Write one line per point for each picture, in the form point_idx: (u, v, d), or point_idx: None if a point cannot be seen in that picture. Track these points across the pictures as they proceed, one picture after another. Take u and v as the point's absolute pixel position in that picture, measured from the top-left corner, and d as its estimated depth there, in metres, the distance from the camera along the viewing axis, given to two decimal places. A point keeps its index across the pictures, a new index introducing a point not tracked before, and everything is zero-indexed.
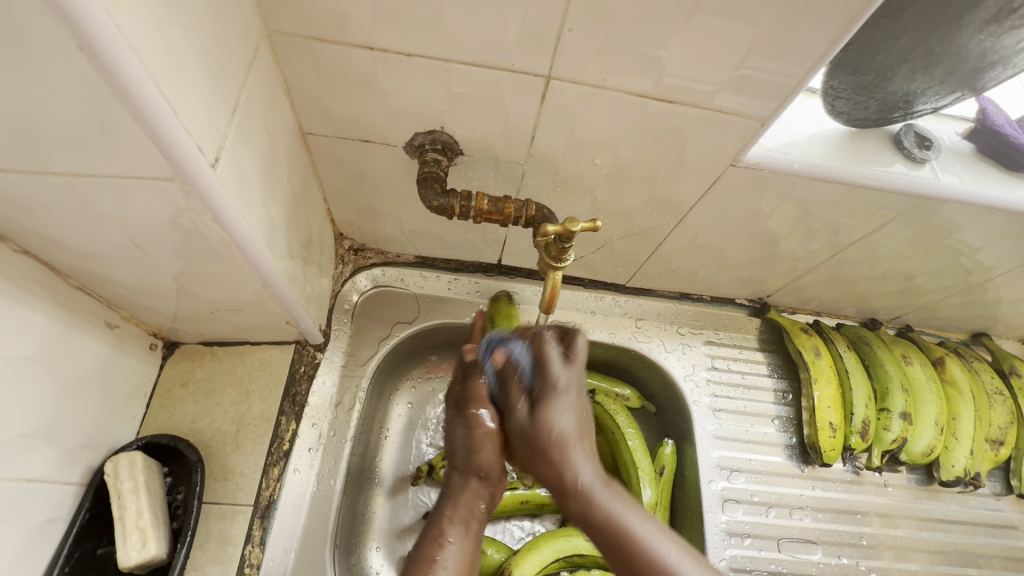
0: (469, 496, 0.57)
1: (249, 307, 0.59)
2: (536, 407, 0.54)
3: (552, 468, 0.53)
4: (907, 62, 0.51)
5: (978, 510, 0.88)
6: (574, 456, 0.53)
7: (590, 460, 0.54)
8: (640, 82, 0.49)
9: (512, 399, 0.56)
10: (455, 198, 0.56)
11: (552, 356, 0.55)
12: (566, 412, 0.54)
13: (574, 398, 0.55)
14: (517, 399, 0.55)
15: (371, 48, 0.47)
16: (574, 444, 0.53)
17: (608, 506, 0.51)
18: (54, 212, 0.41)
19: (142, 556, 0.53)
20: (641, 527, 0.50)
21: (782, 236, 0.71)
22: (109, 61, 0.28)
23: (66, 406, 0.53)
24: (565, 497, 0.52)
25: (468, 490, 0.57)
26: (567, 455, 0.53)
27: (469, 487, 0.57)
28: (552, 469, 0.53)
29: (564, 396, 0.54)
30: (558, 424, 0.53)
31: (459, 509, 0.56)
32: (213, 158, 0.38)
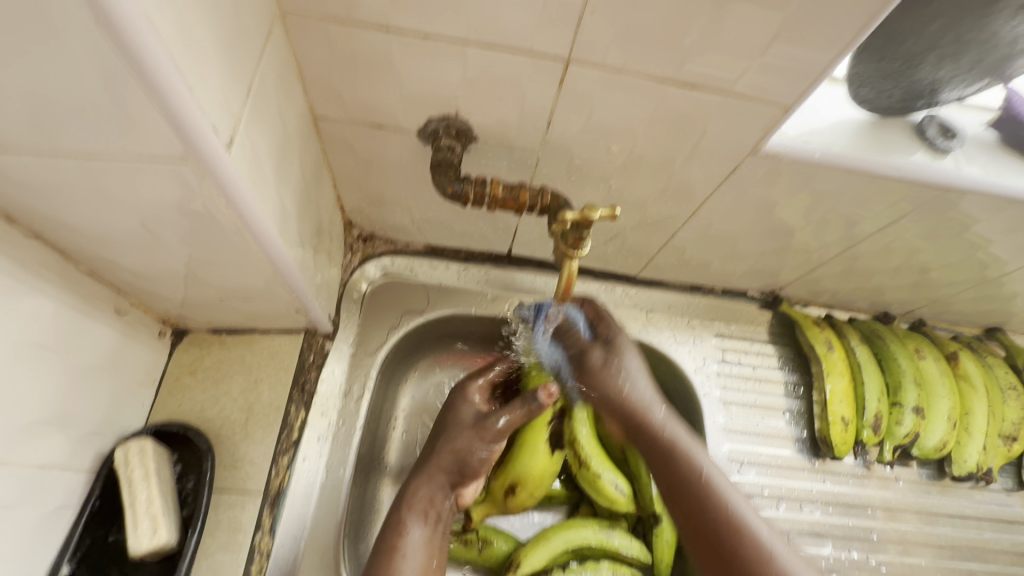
0: (436, 490, 0.66)
1: (259, 295, 0.59)
2: (607, 349, 0.67)
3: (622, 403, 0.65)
4: (936, 49, 0.50)
5: (988, 505, 0.87)
6: (648, 403, 0.65)
7: (646, 386, 0.66)
8: (661, 66, 0.48)
9: (582, 344, 0.67)
10: (470, 184, 0.56)
11: (608, 319, 0.67)
12: (632, 359, 0.66)
13: (633, 348, 0.67)
14: (592, 355, 0.67)
15: (386, 30, 0.46)
16: (653, 412, 0.64)
17: (679, 442, 0.63)
18: (64, 195, 0.40)
19: (154, 543, 0.52)
20: (717, 477, 0.61)
21: (798, 228, 0.70)
22: (126, 36, 0.28)
23: (76, 393, 0.52)
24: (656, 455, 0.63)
25: (432, 483, 0.66)
26: (646, 413, 0.64)
27: (436, 479, 0.66)
28: (614, 389, 0.65)
29: (628, 345, 0.67)
30: (628, 368, 0.66)
31: (420, 500, 0.64)
32: (227, 140, 0.37)
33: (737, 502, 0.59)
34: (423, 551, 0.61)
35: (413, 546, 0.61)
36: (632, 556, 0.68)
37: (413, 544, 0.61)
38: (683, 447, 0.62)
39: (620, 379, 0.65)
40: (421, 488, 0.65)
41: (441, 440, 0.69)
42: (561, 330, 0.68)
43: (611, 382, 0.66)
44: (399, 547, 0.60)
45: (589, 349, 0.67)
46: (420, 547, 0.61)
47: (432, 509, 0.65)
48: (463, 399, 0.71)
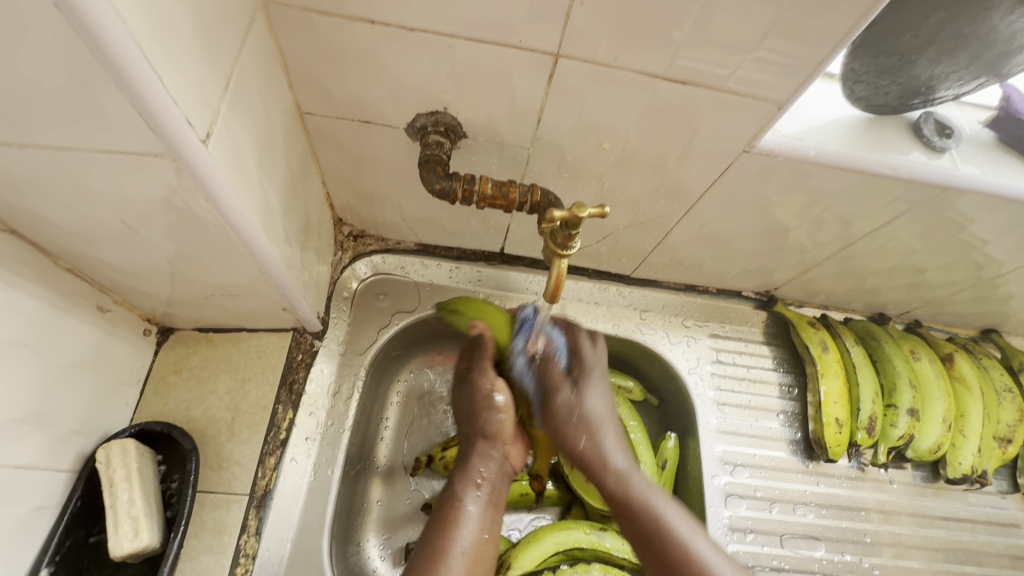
0: (483, 461, 0.60)
1: (244, 293, 0.58)
2: (577, 388, 0.64)
3: (591, 447, 0.61)
4: (934, 44, 0.49)
5: (981, 508, 0.87)
6: (608, 441, 0.61)
7: (616, 447, 0.61)
8: (653, 61, 0.47)
9: (556, 381, 0.64)
10: (458, 181, 0.54)
11: (584, 347, 0.66)
12: (599, 395, 0.63)
13: (603, 383, 0.65)
14: (561, 380, 0.64)
15: (372, 22, 0.45)
16: (604, 429, 0.62)
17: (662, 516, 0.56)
18: (40, 188, 0.39)
19: (135, 545, 0.51)
20: (679, 524, 0.56)
21: (792, 227, 0.69)
22: (87, 20, 0.27)
23: (55, 392, 0.51)
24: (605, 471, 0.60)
25: (479, 454, 0.61)
26: (605, 459, 0.60)
27: (481, 453, 0.61)
28: (584, 437, 0.61)
29: (597, 377, 0.65)
30: (590, 399, 0.63)
31: (473, 472, 0.59)
32: (204, 134, 0.37)
33: (673, 518, 0.56)
34: (481, 523, 0.55)
35: (471, 518, 0.55)
36: (625, 559, 0.67)
37: (470, 518, 0.55)
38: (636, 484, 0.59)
39: (594, 396, 0.63)
40: (472, 462, 0.60)
41: (468, 425, 0.64)
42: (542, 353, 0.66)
43: (588, 404, 0.63)
44: (455, 520, 0.54)
45: (562, 382, 0.64)
46: (477, 519, 0.55)
47: (490, 482, 0.59)
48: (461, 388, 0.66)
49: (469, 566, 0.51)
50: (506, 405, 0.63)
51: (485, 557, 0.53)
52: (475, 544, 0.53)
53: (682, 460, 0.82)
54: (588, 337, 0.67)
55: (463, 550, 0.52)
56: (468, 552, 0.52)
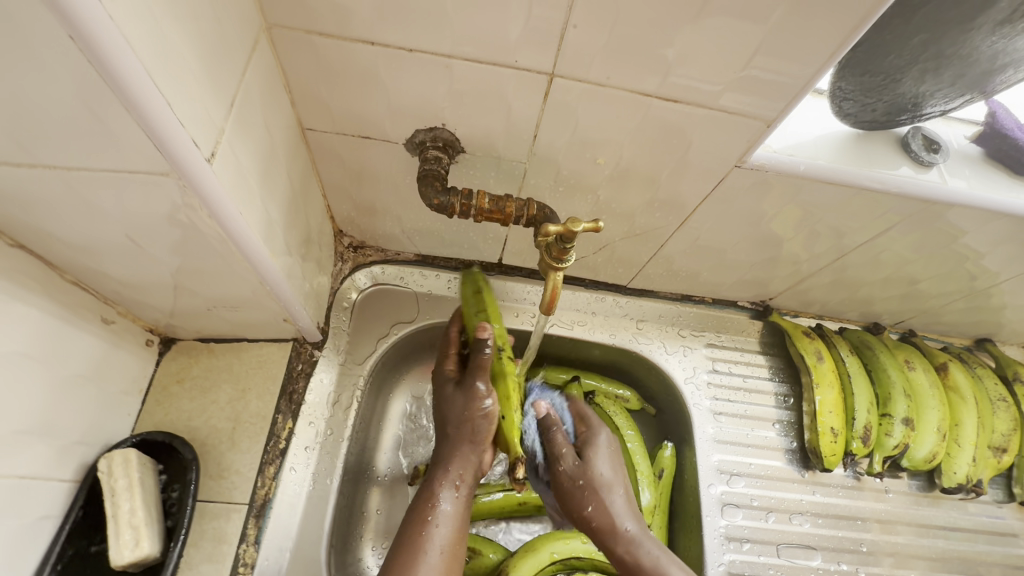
0: (462, 463, 0.59)
1: (246, 305, 0.59)
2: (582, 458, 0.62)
3: (602, 512, 0.59)
4: (918, 64, 0.50)
5: (978, 517, 0.87)
6: (617, 503, 0.59)
7: (625, 510, 0.59)
8: (645, 80, 0.49)
9: (561, 449, 0.63)
10: (456, 196, 0.55)
11: (588, 412, 0.68)
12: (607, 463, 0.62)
13: (611, 448, 0.64)
14: (563, 445, 0.63)
15: (372, 43, 0.47)
16: (614, 490, 0.60)
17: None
18: (48, 205, 0.40)
19: (135, 555, 0.52)
20: None
21: (785, 239, 0.70)
22: (102, 52, 0.28)
23: (59, 403, 0.52)
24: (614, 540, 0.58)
25: (459, 455, 0.59)
26: (616, 523, 0.58)
27: (460, 455, 0.59)
28: (592, 504, 0.59)
29: (604, 449, 0.64)
30: (600, 466, 0.61)
31: (451, 474, 0.58)
32: (209, 153, 0.38)
33: (672, 571, 0.55)
34: (456, 523, 0.54)
35: (448, 516, 0.54)
36: None
37: (446, 516, 0.54)
38: (642, 540, 0.57)
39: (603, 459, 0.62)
40: (450, 463, 0.58)
41: (451, 422, 0.60)
42: (545, 419, 0.66)
43: (597, 468, 0.61)
44: (429, 518, 0.54)
45: (569, 450, 0.63)
46: (449, 516, 0.55)
47: (463, 480, 0.58)
48: (451, 386, 0.63)
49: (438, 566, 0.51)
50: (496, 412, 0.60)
51: (454, 556, 0.53)
52: (451, 542, 0.53)
53: (678, 469, 0.82)
54: (604, 434, 0.65)
55: (438, 548, 0.52)
56: (444, 550, 0.52)
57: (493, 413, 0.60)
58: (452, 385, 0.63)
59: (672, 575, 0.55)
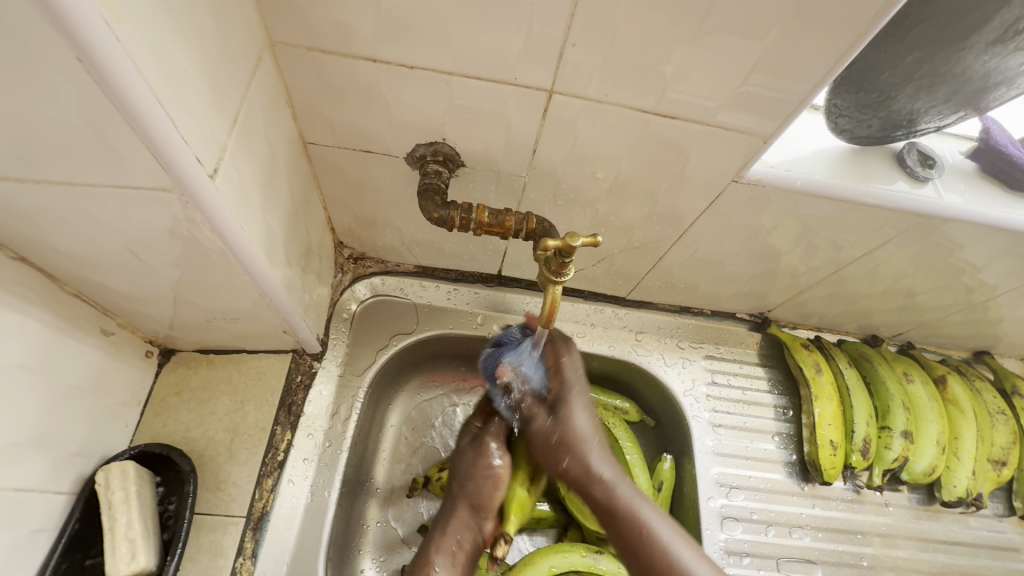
0: (461, 527, 0.61)
1: (245, 317, 0.59)
2: (555, 413, 0.61)
3: (579, 465, 0.59)
4: (912, 82, 0.51)
5: (979, 531, 0.87)
6: (593, 452, 0.59)
7: (602, 458, 0.59)
8: (643, 97, 0.49)
9: (532, 410, 0.62)
10: (456, 210, 0.56)
11: (565, 365, 0.62)
12: (583, 413, 0.60)
13: (585, 399, 0.62)
14: (538, 410, 0.62)
15: (373, 60, 0.47)
16: (589, 444, 0.59)
17: (653, 533, 0.55)
18: (51, 219, 0.41)
19: (132, 568, 0.52)
20: (664, 530, 0.55)
21: (783, 252, 0.71)
22: (108, 73, 0.28)
23: (57, 414, 0.52)
24: (590, 485, 0.58)
25: (458, 520, 0.61)
26: (590, 471, 0.58)
27: (460, 517, 0.62)
28: (569, 458, 0.59)
29: (577, 396, 0.61)
30: (577, 417, 0.60)
31: (448, 539, 0.60)
32: (212, 169, 0.38)
33: (647, 516, 0.56)
34: None
35: None
36: None
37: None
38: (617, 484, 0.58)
39: (579, 412, 0.60)
40: (448, 525, 0.61)
41: (459, 482, 0.64)
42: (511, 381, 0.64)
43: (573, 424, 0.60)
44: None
45: (545, 409, 0.62)
46: None
47: (460, 546, 0.60)
48: (466, 441, 0.67)
49: None
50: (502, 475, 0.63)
51: None
52: None
53: (678, 481, 0.82)
54: (574, 363, 0.62)
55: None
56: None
57: (499, 475, 0.63)
58: (467, 440, 0.67)
59: (647, 519, 0.56)
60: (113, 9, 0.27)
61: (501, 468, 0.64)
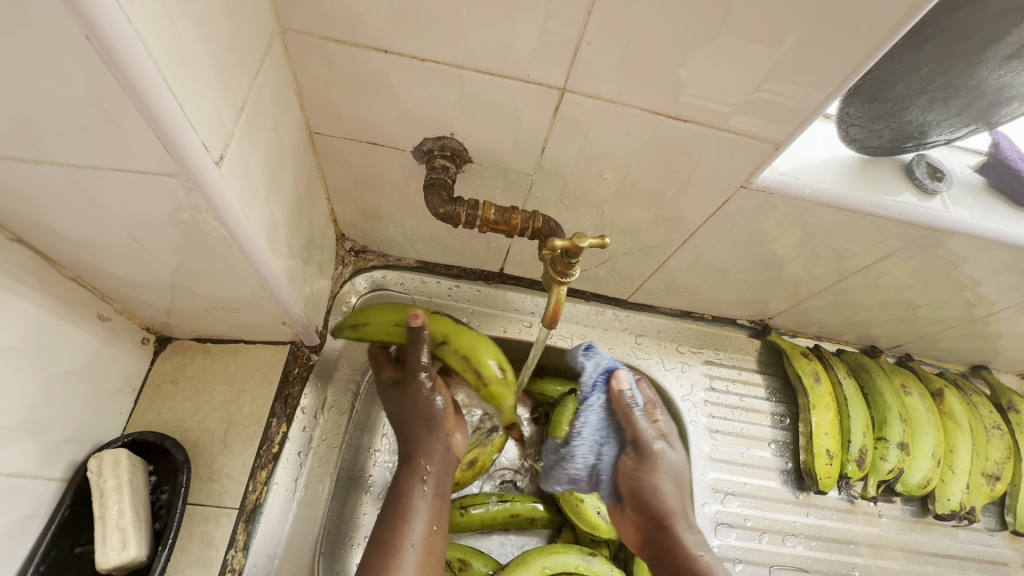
0: (426, 455, 0.60)
1: (245, 306, 0.58)
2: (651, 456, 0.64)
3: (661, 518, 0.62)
4: (925, 93, 0.50)
5: (970, 544, 0.87)
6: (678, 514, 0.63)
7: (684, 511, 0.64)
8: (655, 99, 0.49)
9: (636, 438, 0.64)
10: (462, 206, 0.55)
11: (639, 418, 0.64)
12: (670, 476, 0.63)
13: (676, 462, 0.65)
14: (633, 459, 0.64)
15: (385, 51, 0.47)
16: (680, 519, 0.62)
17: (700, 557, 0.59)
18: (53, 202, 0.40)
19: (122, 558, 0.51)
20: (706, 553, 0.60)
21: (786, 260, 0.71)
22: (117, 55, 0.28)
23: (51, 399, 0.51)
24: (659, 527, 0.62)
25: (422, 448, 0.60)
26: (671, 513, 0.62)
27: (428, 446, 0.61)
28: (660, 502, 0.62)
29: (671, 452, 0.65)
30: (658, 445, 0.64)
31: (418, 467, 0.59)
32: (217, 156, 0.37)
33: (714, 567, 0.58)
34: (430, 516, 0.57)
35: (421, 516, 0.56)
36: None
37: (421, 516, 0.56)
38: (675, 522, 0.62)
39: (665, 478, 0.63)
40: (415, 455, 0.60)
41: (403, 419, 0.62)
42: (616, 392, 0.65)
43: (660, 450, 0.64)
44: (405, 516, 0.55)
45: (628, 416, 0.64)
46: (424, 514, 0.56)
47: (436, 473, 0.60)
48: (394, 386, 0.64)
49: (418, 562, 0.53)
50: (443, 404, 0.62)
51: (434, 550, 0.55)
52: (427, 539, 0.55)
53: None
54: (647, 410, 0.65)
55: (415, 543, 0.54)
56: (420, 545, 0.54)
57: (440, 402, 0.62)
58: (392, 380, 0.65)
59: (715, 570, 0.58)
60: None
61: (442, 404, 0.62)
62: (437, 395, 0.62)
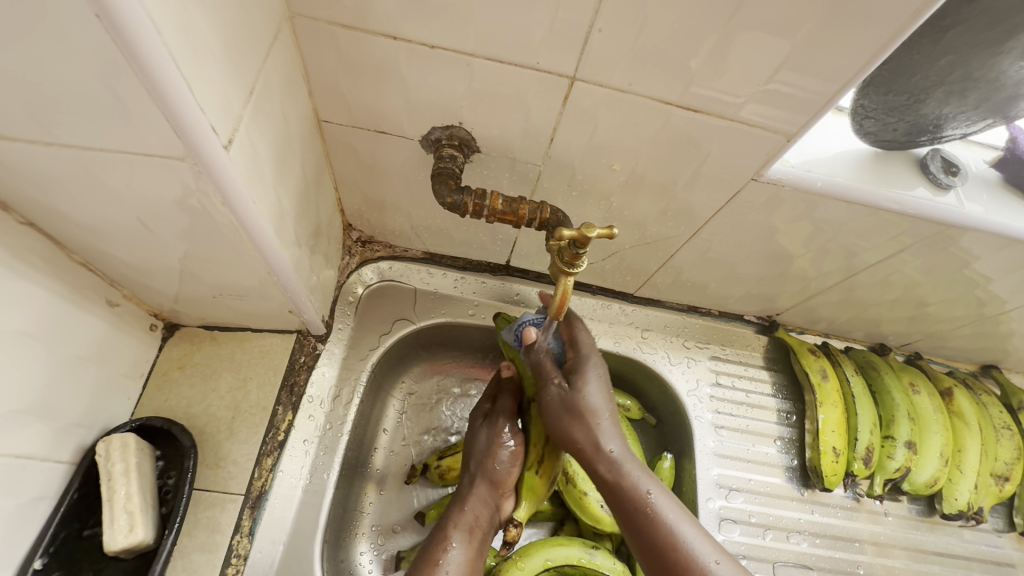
0: (477, 502, 0.61)
1: (252, 294, 0.59)
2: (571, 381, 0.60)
3: (585, 433, 0.58)
4: (943, 85, 0.49)
5: (976, 545, 0.86)
6: (605, 428, 0.58)
7: (614, 437, 0.59)
8: (666, 89, 0.48)
9: (548, 373, 0.61)
10: (470, 196, 0.55)
11: (582, 338, 0.63)
12: (597, 386, 0.60)
13: (600, 373, 0.61)
14: (552, 370, 0.61)
15: (394, 38, 0.46)
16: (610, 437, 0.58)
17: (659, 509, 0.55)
18: (64, 186, 0.40)
19: (129, 540, 0.52)
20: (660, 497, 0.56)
21: (795, 255, 0.70)
22: (127, 34, 0.28)
23: (60, 383, 0.52)
24: (597, 459, 0.58)
25: (476, 497, 0.62)
26: (599, 443, 0.58)
27: (481, 494, 0.62)
28: (581, 431, 0.58)
29: (592, 368, 0.61)
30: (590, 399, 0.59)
31: (466, 515, 0.60)
32: (226, 140, 0.37)
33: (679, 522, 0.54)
34: (465, 564, 0.56)
35: (456, 562, 0.56)
36: None
37: (459, 556, 0.56)
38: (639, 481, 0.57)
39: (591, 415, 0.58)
40: (467, 503, 0.61)
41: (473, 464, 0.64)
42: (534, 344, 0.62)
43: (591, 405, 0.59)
44: (439, 559, 0.55)
45: (556, 372, 0.61)
46: (459, 560, 0.56)
47: (478, 522, 0.60)
48: (479, 420, 0.68)
49: None
50: (517, 455, 0.64)
51: None
52: None
53: (676, 481, 0.82)
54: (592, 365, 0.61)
55: None
56: None
57: (514, 454, 0.64)
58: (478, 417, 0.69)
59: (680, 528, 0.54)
60: None
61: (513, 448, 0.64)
62: (511, 451, 0.64)
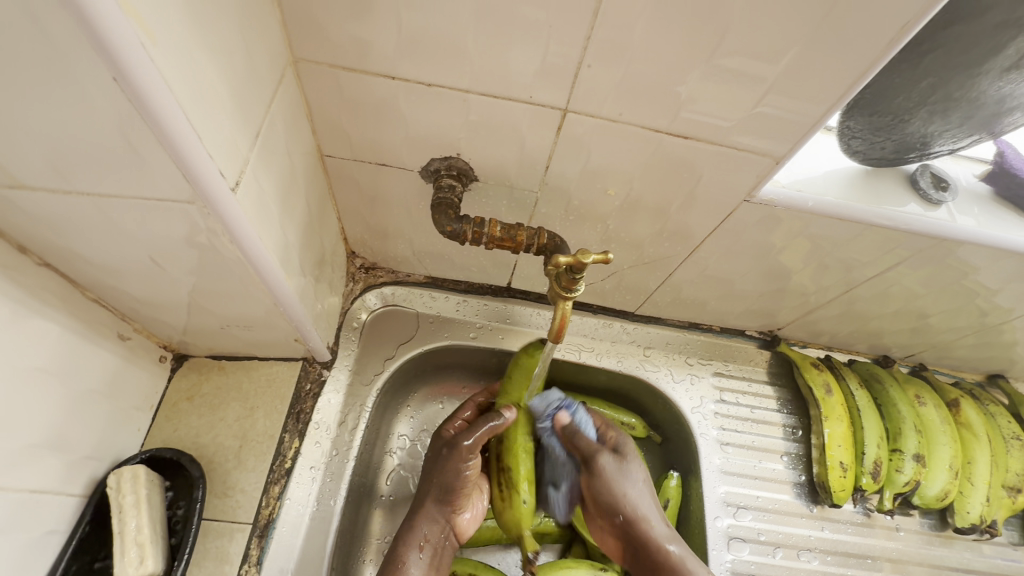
0: (430, 522, 0.64)
1: (259, 324, 0.60)
2: (615, 454, 0.66)
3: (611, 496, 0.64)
4: (925, 106, 0.50)
5: (993, 559, 0.85)
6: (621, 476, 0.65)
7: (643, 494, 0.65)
8: (656, 117, 0.50)
9: (592, 449, 0.66)
10: (469, 224, 0.57)
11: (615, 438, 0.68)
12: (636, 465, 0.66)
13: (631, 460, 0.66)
14: (593, 448, 0.66)
15: (392, 77, 0.48)
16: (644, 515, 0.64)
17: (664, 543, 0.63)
18: (79, 229, 0.42)
19: (139, 572, 0.52)
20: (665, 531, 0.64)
21: (793, 272, 0.71)
22: (142, 95, 0.30)
23: (74, 416, 0.53)
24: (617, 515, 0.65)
25: (428, 516, 0.64)
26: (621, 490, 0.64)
27: (434, 512, 0.64)
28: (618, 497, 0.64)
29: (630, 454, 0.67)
30: (625, 478, 0.65)
31: (419, 533, 0.63)
32: (234, 183, 0.39)
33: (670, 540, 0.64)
34: None
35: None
36: None
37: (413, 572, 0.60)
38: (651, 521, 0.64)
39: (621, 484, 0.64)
40: (419, 520, 0.64)
41: (431, 479, 0.64)
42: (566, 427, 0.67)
43: (613, 491, 0.64)
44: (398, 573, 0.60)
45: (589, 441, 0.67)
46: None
47: (437, 537, 0.64)
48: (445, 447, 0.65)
49: None
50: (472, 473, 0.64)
51: None
52: None
53: (683, 499, 0.81)
54: (612, 456, 0.66)
55: None
56: None
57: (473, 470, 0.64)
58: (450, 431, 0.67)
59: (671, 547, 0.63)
60: (150, 32, 0.28)
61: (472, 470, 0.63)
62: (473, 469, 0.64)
